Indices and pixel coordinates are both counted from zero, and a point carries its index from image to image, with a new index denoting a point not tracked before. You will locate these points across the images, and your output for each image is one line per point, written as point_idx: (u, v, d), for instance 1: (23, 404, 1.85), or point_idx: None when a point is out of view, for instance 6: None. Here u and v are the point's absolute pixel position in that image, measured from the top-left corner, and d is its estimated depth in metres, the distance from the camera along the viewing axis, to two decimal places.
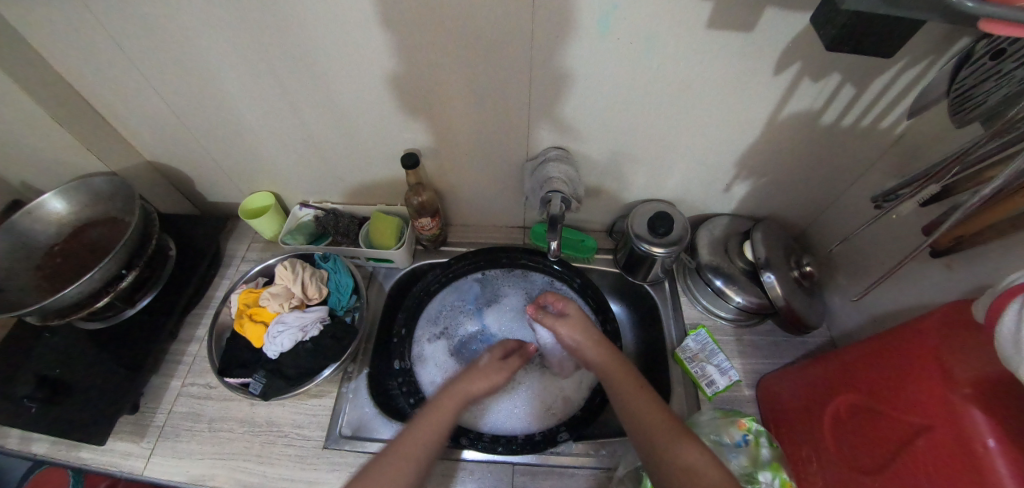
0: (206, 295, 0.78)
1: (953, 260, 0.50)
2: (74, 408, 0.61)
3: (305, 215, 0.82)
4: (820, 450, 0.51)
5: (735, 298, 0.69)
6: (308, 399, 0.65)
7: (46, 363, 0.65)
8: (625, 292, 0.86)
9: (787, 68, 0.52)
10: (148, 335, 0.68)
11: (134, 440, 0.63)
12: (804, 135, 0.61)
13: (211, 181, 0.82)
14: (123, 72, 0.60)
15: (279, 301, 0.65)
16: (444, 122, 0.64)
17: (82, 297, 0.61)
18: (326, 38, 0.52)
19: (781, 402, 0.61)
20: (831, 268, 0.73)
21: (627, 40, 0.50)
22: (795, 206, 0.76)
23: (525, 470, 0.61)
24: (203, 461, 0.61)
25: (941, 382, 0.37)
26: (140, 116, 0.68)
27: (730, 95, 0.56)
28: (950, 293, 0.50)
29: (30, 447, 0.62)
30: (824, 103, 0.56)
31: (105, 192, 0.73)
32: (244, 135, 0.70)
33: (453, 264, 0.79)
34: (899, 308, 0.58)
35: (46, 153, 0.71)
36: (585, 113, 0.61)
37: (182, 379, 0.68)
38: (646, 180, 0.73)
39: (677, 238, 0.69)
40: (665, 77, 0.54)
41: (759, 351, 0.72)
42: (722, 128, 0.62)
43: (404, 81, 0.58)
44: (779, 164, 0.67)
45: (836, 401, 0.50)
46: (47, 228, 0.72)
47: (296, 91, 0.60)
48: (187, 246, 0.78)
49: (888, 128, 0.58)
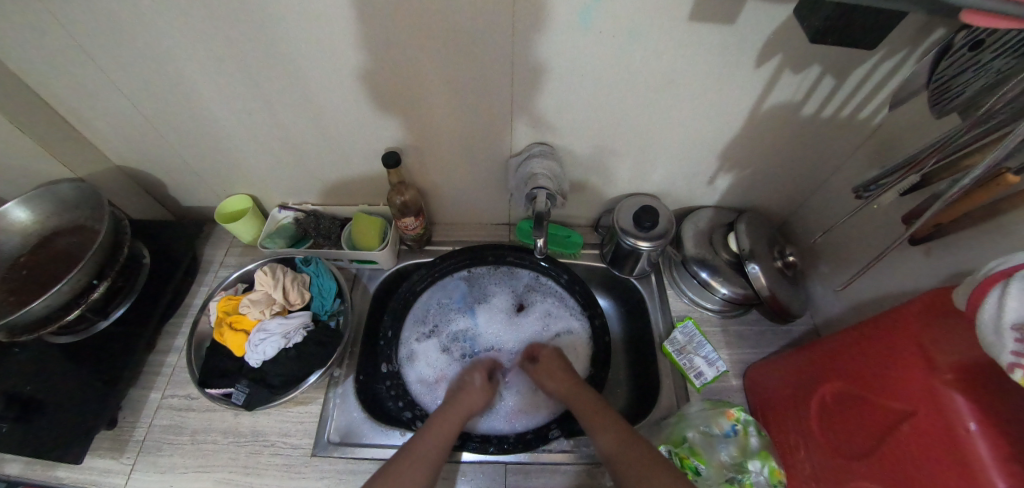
0: (183, 303, 0.76)
1: (930, 248, 0.51)
2: (48, 426, 0.59)
3: (285, 218, 0.80)
4: (807, 438, 0.52)
5: (720, 289, 0.70)
6: (294, 406, 0.64)
7: (15, 380, 0.62)
8: (612, 286, 0.86)
9: (768, 60, 0.52)
10: (124, 347, 0.66)
11: (113, 456, 0.61)
12: (786, 125, 0.61)
13: (184, 184, 0.79)
14: (82, 74, 0.57)
15: (259, 308, 0.63)
16: (425, 120, 0.62)
17: (51, 311, 0.58)
18: (295, 34, 0.49)
19: (767, 391, 0.61)
20: (814, 257, 0.74)
21: (608, 33, 0.49)
22: (778, 196, 0.76)
23: (517, 469, 0.61)
24: (187, 475, 0.59)
25: (924, 370, 0.37)
26: (105, 120, 0.65)
27: (712, 88, 0.56)
28: (927, 280, 0.51)
29: (2, 468, 0.60)
30: (804, 94, 0.56)
31: (72, 200, 0.70)
32: (217, 139, 0.67)
33: (439, 263, 0.78)
34: (882, 297, 0.58)
35: (6, 160, 0.68)
36: (569, 109, 0.60)
37: (161, 391, 0.66)
38: (631, 174, 0.73)
39: (663, 231, 0.69)
40: (646, 70, 0.54)
41: (745, 341, 0.72)
42: (704, 121, 0.61)
43: (381, 79, 0.56)
44: (762, 156, 0.68)
45: (821, 389, 0.50)
46: (10, 238, 0.69)
47: (268, 91, 0.58)
48: (161, 253, 0.76)
49: (867, 118, 0.58)
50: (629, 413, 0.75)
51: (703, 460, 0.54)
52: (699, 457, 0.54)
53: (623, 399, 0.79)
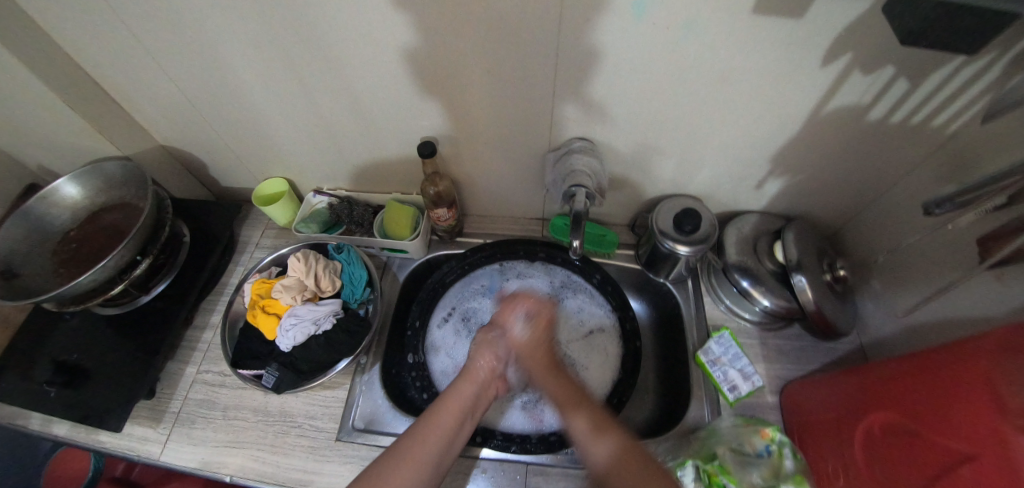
0: (220, 281, 0.78)
1: (1005, 272, 0.46)
2: (91, 394, 0.61)
3: (319, 202, 0.81)
4: (848, 467, 0.49)
5: (761, 301, 0.67)
6: (321, 390, 0.65)
7: (65, 347, 0.66)
8: (645, 289, 0.84)
9: (837, 58, 0.47)
10: (162, 323, 0.68)
11: (151, 425, 0.63)
12: (847, 131, 0.57)
13: (225, 166, 0.81)
14: (133, 54, 0.58)
15: (291, 294, 0.63)
16: (465, 108, 0.61)
17: (97, 284, 0.60)
18: (339, 17, 0.48)
19: (807, 413, 0.58)
20: (866, 273, 0.70)
21: (662, 25, 0.46)
22: (830, 206, 0.72)
23: (537, 471, 0.60)
24: (218, 449, 0.61)
25: (994, 411, 0.33)
26: (153, 100, 0.66)
27: (770, 86, 0.52)
28: (997, 308, 0.47)
29: (50, 429, 0.63)
30: (873, 98, 0.52)
31: (118, 177, 0.72)
32: (258, 122, 0.68)
33: (468, 257, 0.78)
34: (942, 321, 0.54)
35: (62, 138, 0.70)
36: (612, 103, 0.57)
37: (196, 366, 0.68)
38: (673, 174, 0.70)
39: (704, 236, 0.66)
40: (700, 65, 0.50)
41: (785, 356, 0.69)
42: (758, 121, 0.58)
43: (421, 62, 0.54)
44: (817, 162, 0.63)
45: (870, 418, 0.47)
46: (63, 213, 0.71)
47: (311, 75, 0.58)
48: (200, 232, 0.77)
49: (941, 126, 0.53)
50: (655, 422, 0.74)
51: (733, 479, 0.50)
52: (729, 475, 0.51)
53: (650, 404, 0.77)
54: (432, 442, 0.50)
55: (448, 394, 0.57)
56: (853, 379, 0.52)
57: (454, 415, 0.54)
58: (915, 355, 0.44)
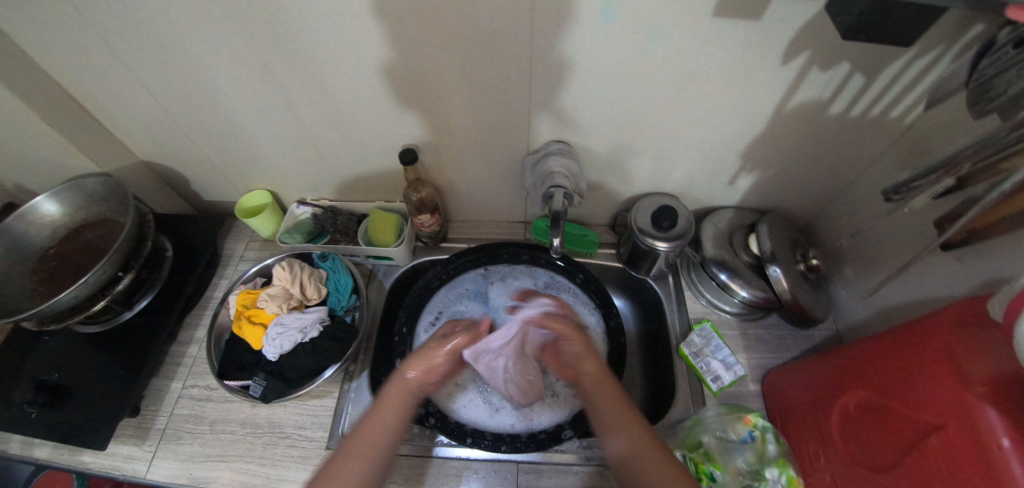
0: (205, 295, 0.78)
1: (963, 253, 0.49)
2: (74, 413, 0.61)
3: (302, 213, 0.81)
4: (827, 447, 0.50)
5: (739, 292, 0.69)
6: (309, 399, 0.65)
7: (45, 367, 0.65)
8: (628, 287, 0.86)
9: (795, 57, 0.50)
10: (146, 338, 0.67)
11: (136, 443, 0.62)
12: (811, 125, 0.60)
13: (207, 180, 0.81)
14: (112, 71, 0.58)
15: (277, 303, 0.64)
16: (445, 115, 0.62)
17: (78, 301, 0.60)
18: (318, 30, 0.49)
19: (786, 398, 0.60)
20: (838, 261, 0.72)
21: (630, 30, 0.48)
22: (801, 198, 0.75)
23: (528, 468, 0.61)
24: (206, 464, 0.61)
25: (954, 382, 0.35)
26: (132, 115, 0.66)
27: (735, 85, 0.55)
28: (957, 287, 0.50)
29: (31, 451, 0.62)
30: (832, 93, 0.55)
31: (98, 193, 0.72)
32: (240, 135, 0.68)
33: (453, 261, 0.79)
34: (909, 303, 0.57)
35: (40, 156, 0.70)
36: (587, 106, 0.59)
37: (182, 381, 0.68)
38: (650, 173, 0.72)
39: (681, 232, 0.68)
40: (669, 67, 0.53)
41: (765, 345, 0.71)
42: (727, 119, 0.60)
43: (399, 72, 0.55)
44: (786, 156, 0.66)
45: (844, 398, 0.49)
46: (41, 231, 0.71)
47: (292, 88, 0.59)
48: (183, 246, 0.77)
49: (897, 118, 0.56)
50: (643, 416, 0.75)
51: (718, 466, 0.52)
52: (715, 462, 0.53)
53: (637, 400, 0.79)
54: (376, 439, 0.51)
55: (390, 389, 0.56)
56: (827, 363, 0.54)
57: (401, 409, 0.55)
58: (881, 335, 0.47)
